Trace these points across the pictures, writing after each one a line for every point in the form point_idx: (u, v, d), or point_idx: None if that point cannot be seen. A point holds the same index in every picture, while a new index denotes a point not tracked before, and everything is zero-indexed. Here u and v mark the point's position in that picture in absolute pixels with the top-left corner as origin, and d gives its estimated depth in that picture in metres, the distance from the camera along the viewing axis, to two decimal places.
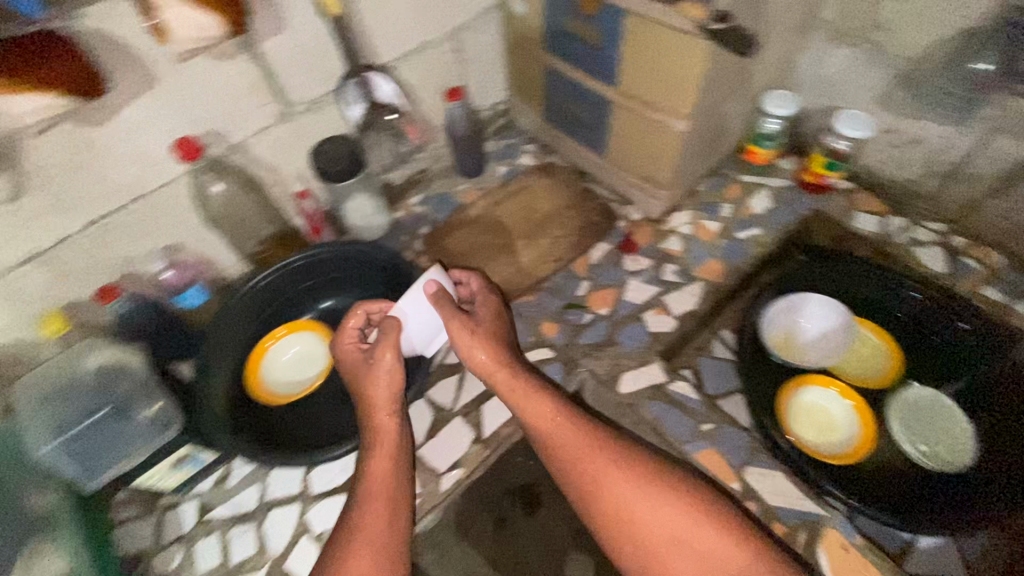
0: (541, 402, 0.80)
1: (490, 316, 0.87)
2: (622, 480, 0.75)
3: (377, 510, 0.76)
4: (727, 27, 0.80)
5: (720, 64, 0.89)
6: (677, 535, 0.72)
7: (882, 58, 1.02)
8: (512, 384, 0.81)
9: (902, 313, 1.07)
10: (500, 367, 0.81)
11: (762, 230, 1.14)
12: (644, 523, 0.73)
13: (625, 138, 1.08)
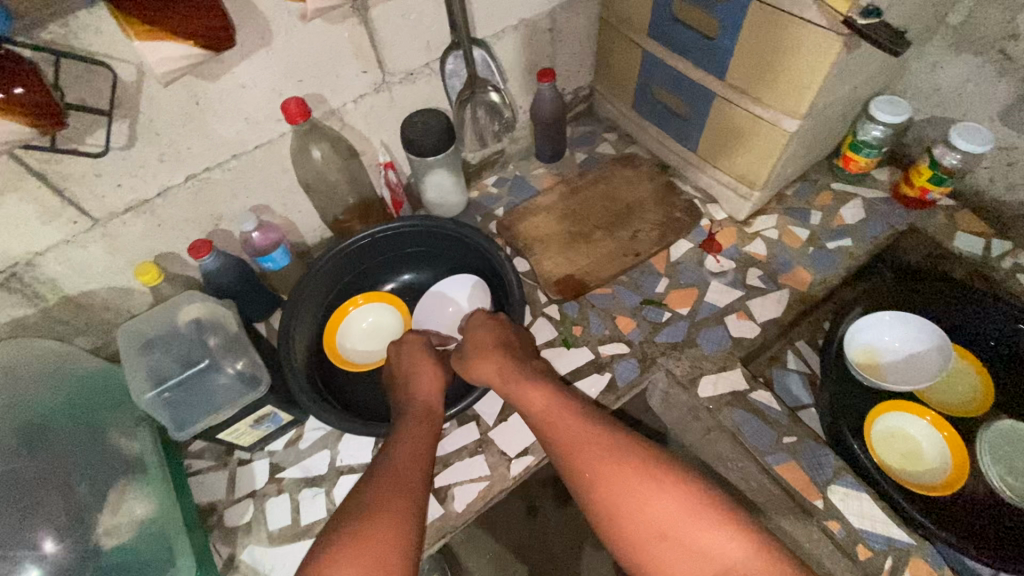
0: (540, 395, 0.78)
1: (492, 323, 0.91)
2: (615, 465, 0.67)
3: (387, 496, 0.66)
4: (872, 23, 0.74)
5: (845, 63, 0.84)
6: (668, 530, 0.62)
7: (1013, 69, 0.95)
8: (511, 380, 0.81)
9: (1002, 343, 1.00)
10: (505, 365, 0.83)
11: (854, 241, 1.10)
12: (635, 518, 0.64)
13: (723, 133, 1.04)
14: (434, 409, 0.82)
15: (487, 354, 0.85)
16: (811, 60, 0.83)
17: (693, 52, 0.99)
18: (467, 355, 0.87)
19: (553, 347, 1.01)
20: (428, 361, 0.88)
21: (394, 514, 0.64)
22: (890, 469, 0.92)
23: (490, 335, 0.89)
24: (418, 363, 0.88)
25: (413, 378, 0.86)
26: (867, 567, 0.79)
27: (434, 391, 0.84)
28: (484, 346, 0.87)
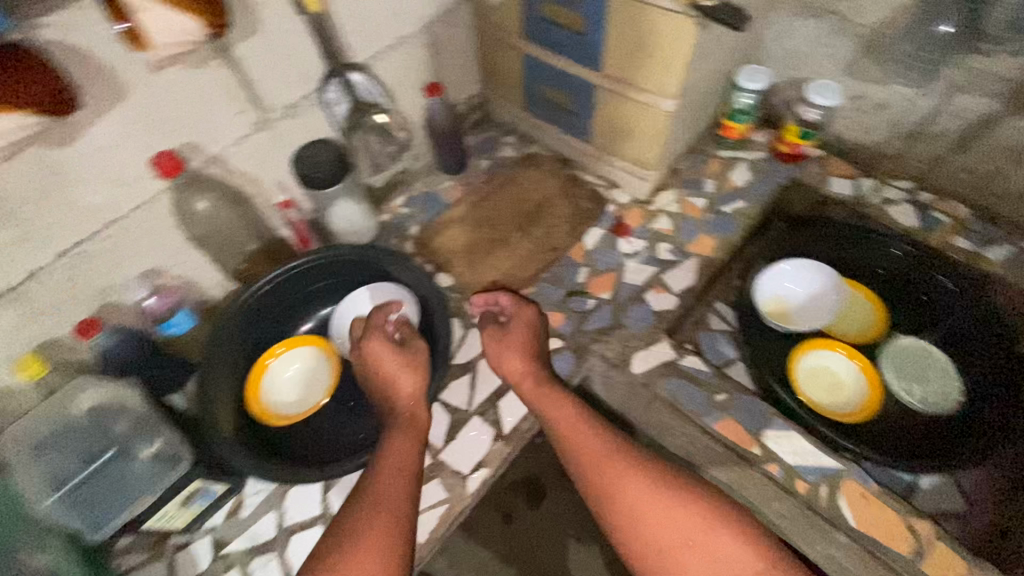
0: (566, 406, 0.82)
1: (527, 324, 0.93)
2: (642, 484, 0.74)
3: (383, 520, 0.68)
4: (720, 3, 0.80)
5: (704, 40, 0.89)
6: (686, 539, 0.70)
7: (848, 27, 1.05)
8: (536, 386, 0.85)
9: (884, 269, 1.12)
10: (532, 373, 0.87)
11: (746, 202, 1.18)
12: (654, 531, 0.71)
13: (612, 121, 1.09)
14: (419, 417, 0.81)
15: (518, 356, 0.89)
16: (675, 43, 0.88)
17: (568, 49, 1.02)
18: (498, 349, 0.91)
19: None
20: (400, 357, 0.83)
21: (383, 536, 0.66)
22: (816, 402, 1.00)
23: (523, 336, 0.91)
24: (393, 366, 0.82)
25: (389, 381, 0.82)
26: (809, 501, 0.85)
27: (415, 395, 0.82)
28: (518, 347, 0.90)
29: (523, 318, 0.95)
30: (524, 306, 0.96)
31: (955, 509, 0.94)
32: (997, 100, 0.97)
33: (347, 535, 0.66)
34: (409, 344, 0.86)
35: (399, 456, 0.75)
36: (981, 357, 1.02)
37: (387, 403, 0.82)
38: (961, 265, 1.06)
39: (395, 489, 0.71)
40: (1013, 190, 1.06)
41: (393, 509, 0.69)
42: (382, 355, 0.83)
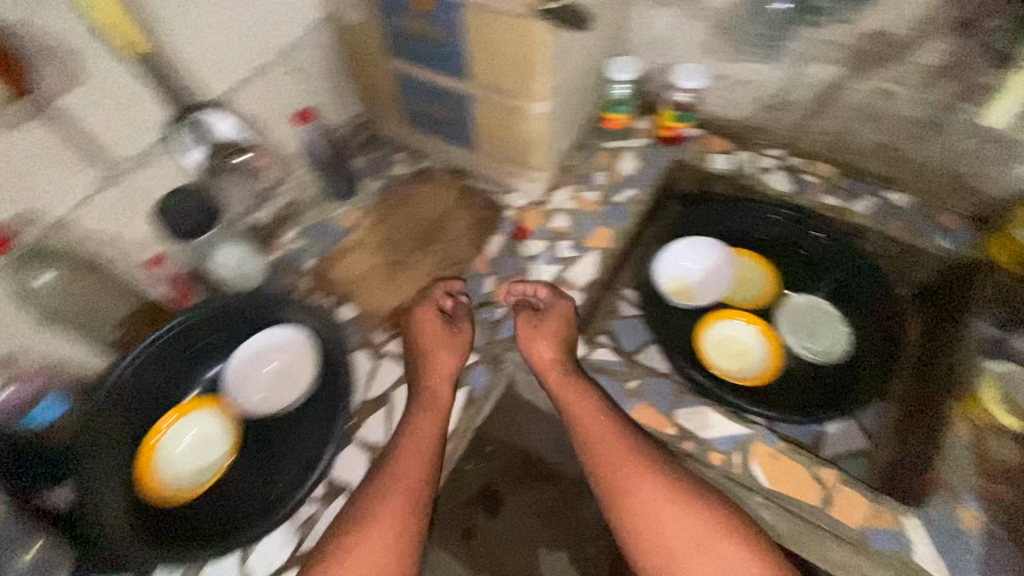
0: (587, 401, 0.88)
1: (563, 316, 0.98)
2: (652, 489, 0.80)
3: (396, 499, 0.80)
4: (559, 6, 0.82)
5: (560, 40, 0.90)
6: (693, 541, 0.77)
7: (699, 12, 1.10)
8: (563, 378, 0.91)
9: (765, 234, 1.17)
10: (560, 363, 0.93)
11: (636, 189, 1.21)
12: (658, 529, 0.78)
13: (492, 128, 1.08)
14: (441, 395, 0.91)
15: (549, 344, 0.94)
16: (531, 46, 0.88)
17: (432, 61, 1.01)
18: (532, 335, 0.95)
19: (402, 385, 0.97)
20: (445, 335, 0.96)
21: (396, 515, 0.78)
22: (725, 370, 1.04)
23: (558, 326, 0.96)
24: (429, 339, 0.95)
25: (427, 358, 0.93)
26: (724, 470, 0.87)
27: (444, 376, 0.92)
28: (552, 335, 0.95)
29: (557, 312, 0.98)
30: (561, 300, 0.99)
31: (858, 448, 1.02)
32: (838, 66, 1.03)
33: (367, 510, 0.79)
34: (454, 323, 0.99)
35: (421, 440, 0.85)
36: (862, 302, 1.10)
37: (422, 377, 0.92)
38: (831, 220, 1.14)
39: (415, 468, 0.83)
40: (868, 146, 1.13)
41: (408, 487, 0.81)
42: (429, 330, 0.96)
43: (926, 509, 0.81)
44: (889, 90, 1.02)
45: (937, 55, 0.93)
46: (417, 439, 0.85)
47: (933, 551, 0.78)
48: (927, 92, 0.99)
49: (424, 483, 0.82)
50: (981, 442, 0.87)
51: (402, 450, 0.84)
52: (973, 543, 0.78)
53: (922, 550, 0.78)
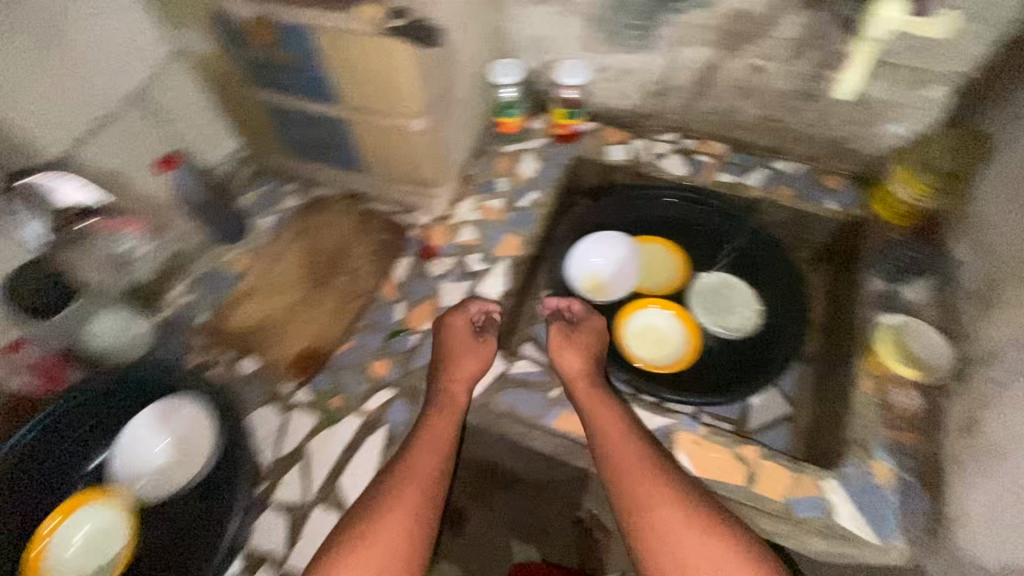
0: (614, 416, 0.85)
1: (594, 331, 0.97)
2: (666, 507, 0.76)
3: (395, 523, 0.76)
4: (407, 22, 0.80)
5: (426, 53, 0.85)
6: (708, 563, 0.73)
7: (571, 7, 1.09)
8: (591, 391, 0.88)
9: (665, 218, 1.20)
10: (590, 375, 0.90)
11: (539, 191, 1.19)
12: (665, 547, 0.74)
13: (377, 150, 1.03)
14: (459, 403, 0.89)
15: (577, 356, 0.92)
16: (392, 64, 0.84)
17: (298, 89, 0.94)
18: (562, 346, 0.94)
19: (317, 436, 0.91)
20: (472, 345, 0.93)
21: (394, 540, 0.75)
22: (647, 359, 1.05)
23: (589, 340, 0.95)
24: (456, 344, 0.93)
25: (452, 365, 0.91)
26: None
27: (463, 387, 0.90)
28: (581, 347, 0.94)
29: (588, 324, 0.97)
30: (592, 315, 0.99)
31: (780, 414, 1.06)
32: (711, 47, 1.04)
33: (365, 527, 0.76)
34: (483, 333, 0.96)
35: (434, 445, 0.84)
36: (763, 272, 1.15)
37: (444, 379, 0.90)
38: (727, 197, 1.17)
39: (423, 484, 0.80)
40: (751, 121, 1.14)
41: (420, 485, 0.80)
42: (456, 334, 0.94)
43: (845, 472, 0.83)
44: (760, 65, 1.03)
45: (795, 28, 0.95)
46: (433, 441, 0.84)
47: (854, 510, 0.80)
48: (794, 64, 1.00)
49: (434, 491, 0.81)
50: (886, 395, 0.88)
51: (419, 454, 0.82)
52: (891, 496, 0.81)
53: (844, 510, 0.80)
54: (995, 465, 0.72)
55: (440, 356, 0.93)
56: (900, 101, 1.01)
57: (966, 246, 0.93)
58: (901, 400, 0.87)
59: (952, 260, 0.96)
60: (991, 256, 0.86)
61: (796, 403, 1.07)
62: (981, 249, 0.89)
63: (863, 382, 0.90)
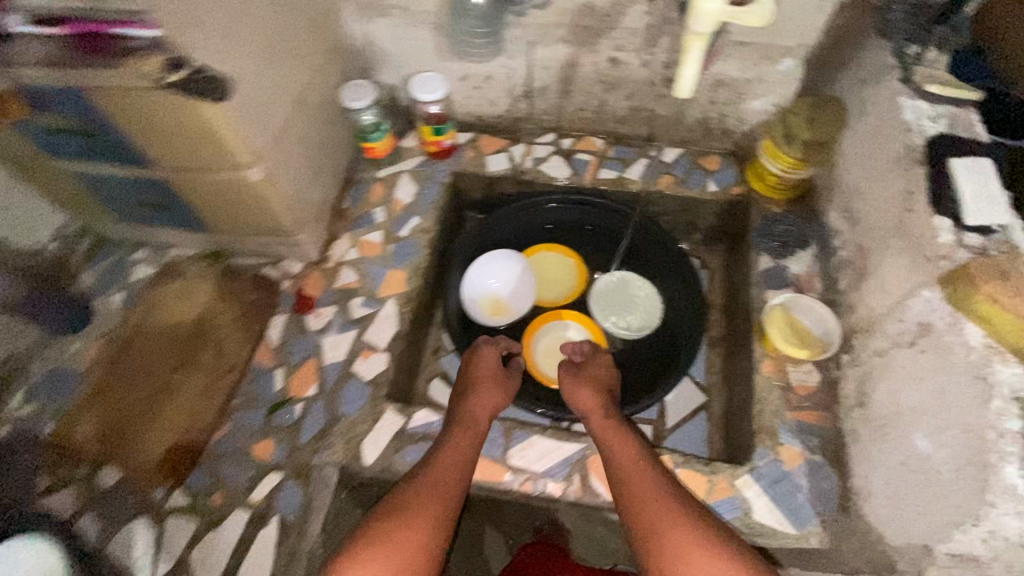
0: (629, 445, 0.79)
1: (603, 363, 0.93)
2: (680, 530, 0.67)
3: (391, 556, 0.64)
4: (190, 73, 0.67)
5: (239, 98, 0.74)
6: None
7: (414, 19, 1.01)
8: (607, 423, 0.82)
9: (550, 224, 1.17)
10: (606, 407, 0.85)
11: (421, 216, 1.10)
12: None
13: (217, 206, 0.91)
14: (482, 429, 0.83)
15: (588, 388, 0.87)
16: (197, 120, 0.72)
17: (104, 154, 0.82)
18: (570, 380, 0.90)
19: (201, 542, 0.81)
20: (498, 374, 0.90)
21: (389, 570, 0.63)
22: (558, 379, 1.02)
23: (599, 371, 0.91)
24: (481, 373, 0.89)
25: (473, 392, 0.86)
26: (569, 500, 0.82)
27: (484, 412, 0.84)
28: (592, 379, 0.89)
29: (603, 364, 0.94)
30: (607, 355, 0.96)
31: (692, 405, 1.06)
32: (565, 44, 0.99)
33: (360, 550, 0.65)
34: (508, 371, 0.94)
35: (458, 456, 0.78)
36: (653, 263, 1.14)
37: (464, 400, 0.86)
38: (612, 193, 1.13)
39: (429, 509, 0.70)
40: (622, 113, 1.11)
41: (441, 499, 0.72)
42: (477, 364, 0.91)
43: (756, 467, 0.82)
44: (617, 57, 0.99)
45: (642, 17, 0.92)
46: (456, 455, 0.78)
47: (767, 502, 0.80)
48: (650, 53, 0.97)
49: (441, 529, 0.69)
50: (786, 378, 0.88)
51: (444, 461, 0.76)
52: (800, 482, 0.80)
53: (758, 506, 0.79)
54: (886, 438, 0.72)
55: (462, 386, 0.89)
56: (757, 78, 1.00)
57: (838, 215, 0.94)
58: (798, 380, 0.87)
59: (827, 229, 0.97)
60: (859, 224, 0.87)
61: (708, 390, 1.08)
62: (851, 217, 0.90)
63: (761, 368, 0.90)
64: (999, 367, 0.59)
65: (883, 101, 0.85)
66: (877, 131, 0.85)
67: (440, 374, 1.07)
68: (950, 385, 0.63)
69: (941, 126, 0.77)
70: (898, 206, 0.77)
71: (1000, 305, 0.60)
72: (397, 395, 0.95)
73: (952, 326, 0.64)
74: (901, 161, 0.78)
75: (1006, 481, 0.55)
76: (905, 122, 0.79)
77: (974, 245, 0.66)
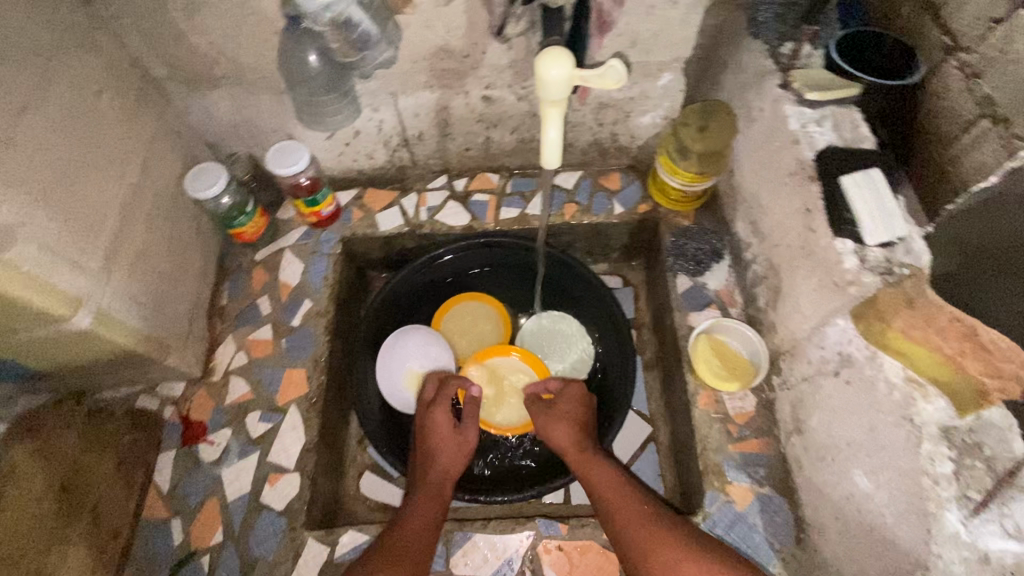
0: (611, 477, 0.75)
1: (580, 399, 0.87)
2: (670, 552, 0.66)
3: None
4: None
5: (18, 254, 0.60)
6: None
7: (252, 87, 0.88)
8: (585, 458, 0.79)
9: (452, 272, 1.08)
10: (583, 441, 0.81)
11: (313, 298, 0.98)
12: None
13: (50, 364, 0.76)
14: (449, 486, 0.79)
15: (565, 425, 0.83)
16: None
17: None
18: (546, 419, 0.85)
19: None
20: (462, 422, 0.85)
21: None
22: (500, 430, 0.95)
23: (576, 408, 0.86)
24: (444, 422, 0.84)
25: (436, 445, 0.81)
26: None
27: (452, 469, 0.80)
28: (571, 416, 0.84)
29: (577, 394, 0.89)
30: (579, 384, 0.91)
31: (639, 438, 1.02)
32: (430, 89, 0.90)
33: None
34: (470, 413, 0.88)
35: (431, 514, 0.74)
36: (570, 294, 1.08)
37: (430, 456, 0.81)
38: (519, 231, 1.05)
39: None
40: (511, 146, 1.03)
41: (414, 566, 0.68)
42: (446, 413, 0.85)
43: (709, 516, 0.78)
44: (489, 95, 0.91)
45: (504, 54, 0.84)
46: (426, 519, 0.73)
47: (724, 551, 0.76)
48: (523, 87, 0.90)
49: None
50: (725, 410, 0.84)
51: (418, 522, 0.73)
52: (754, 521, 0.77)
53: None
54: (827, 471, 0.70)
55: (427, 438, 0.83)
56: (641, 96, 0.95)
57: (744, 226, 0.90)
58: (735, 409, 0.83)
59: (737, 240, 0.93)
60: (766, 238, 0.83)
61: (653, 419, 1.04)
62: (757, 229, 0.86)
63: (698, 402, 0.85)
64: (923, 404, 0.57)
65: (768, 108, 0.81)
66: (768, 140, 0.81)
67: (370, 466, 0.98)
68: (880, 423, 0.61)
69: (827, 130, 0.74)
70: (799, 225, 0.74)
71: (912, 339, 0.58)
72: (320, 514, 0.86)
73: (872, 359, 0.62)
74: (795, 176, 0.75)
75: (948, 529, 0.53)
76: (792, 133, 0.76)
77: (877, 262, 0.64)
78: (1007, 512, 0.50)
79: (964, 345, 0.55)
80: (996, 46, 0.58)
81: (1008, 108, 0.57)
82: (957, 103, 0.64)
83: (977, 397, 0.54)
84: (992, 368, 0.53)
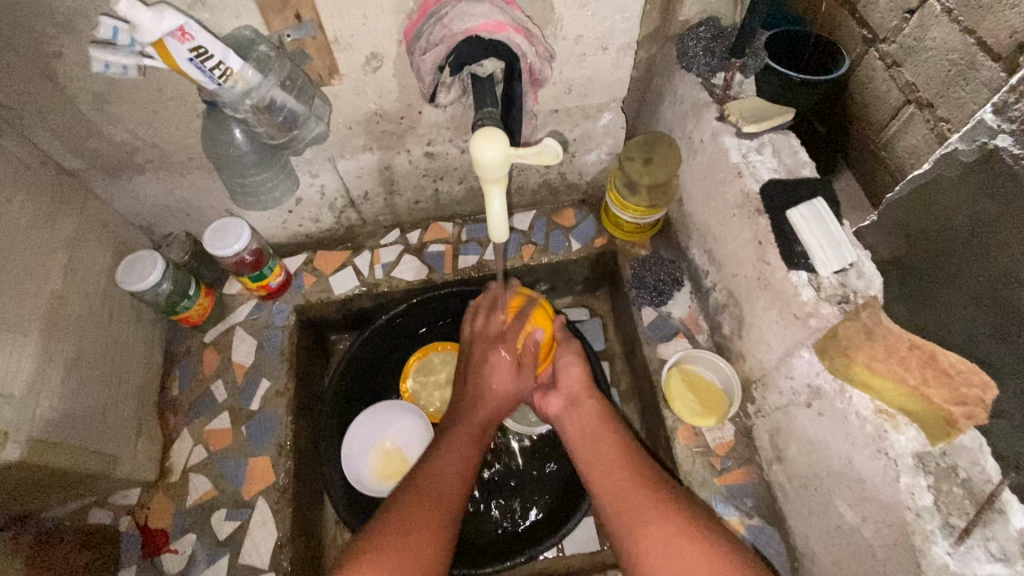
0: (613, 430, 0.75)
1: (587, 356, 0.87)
2: (664, 507, 0.64)
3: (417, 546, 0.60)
4: None
5: None
6: None
7: (180, 169, 0.84)
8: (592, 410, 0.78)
9: (417, 326, 1.05)
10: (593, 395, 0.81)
11: (272, 377, 0.93)
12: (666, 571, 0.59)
13: None
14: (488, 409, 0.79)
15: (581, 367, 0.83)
16: None
17: None
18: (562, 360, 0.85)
19: None
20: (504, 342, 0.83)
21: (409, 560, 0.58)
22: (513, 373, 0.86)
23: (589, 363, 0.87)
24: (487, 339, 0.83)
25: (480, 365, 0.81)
26: None
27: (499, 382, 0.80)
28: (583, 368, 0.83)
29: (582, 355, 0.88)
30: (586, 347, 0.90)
31: None
32: (370, 152, 0.87)
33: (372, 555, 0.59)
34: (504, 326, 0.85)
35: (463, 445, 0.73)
36: None
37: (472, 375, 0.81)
38: (480, 278, 1.03)
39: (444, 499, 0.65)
40: (461, 195, 1.01)
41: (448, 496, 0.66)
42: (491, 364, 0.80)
43: None
44: (432, 151, 0.89)
45: (441, 113, 0.82)
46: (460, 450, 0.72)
47: None
48: (465, 140, 0.88)
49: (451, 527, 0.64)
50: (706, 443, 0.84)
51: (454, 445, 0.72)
52: None
53: None
54: (811, 498, 0.70)
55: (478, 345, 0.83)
56: (584, 136, 0.95)
57: (700, 254, 0.91)
58: (715, 440, 0.83)
59: (695, 267, 0.93)
60: (722, 267, 0.84)
61: None
62: (713, 258, 0.86)
63: (678, 436, 0.84)
64: (895, 435, 0.57)
65: (709, 140, 0.81)
66: (711, 171, 0.82)
67: None
68: (855, 455, 0.61)
69: (767, 160, 0.75)
70: (753, 256, 0.75)
71: (876, 371, 0.59)
72: None
73: (841, 392, 0.62)
74: (742, 208, 0.75)
75: (938, 561, 0.53)
76: (735, 165, 0.76)
77: (832, 292, 0.64)
78: (990, 533, 0.52)
79: (927, 372, 0.57)
80: (910, 36, 0.70)
81: (929, 94, 0.70)
82: (883, 90, 0.76)
83: (948, 426, 0.56)
84: (958, 395, 0.56)
